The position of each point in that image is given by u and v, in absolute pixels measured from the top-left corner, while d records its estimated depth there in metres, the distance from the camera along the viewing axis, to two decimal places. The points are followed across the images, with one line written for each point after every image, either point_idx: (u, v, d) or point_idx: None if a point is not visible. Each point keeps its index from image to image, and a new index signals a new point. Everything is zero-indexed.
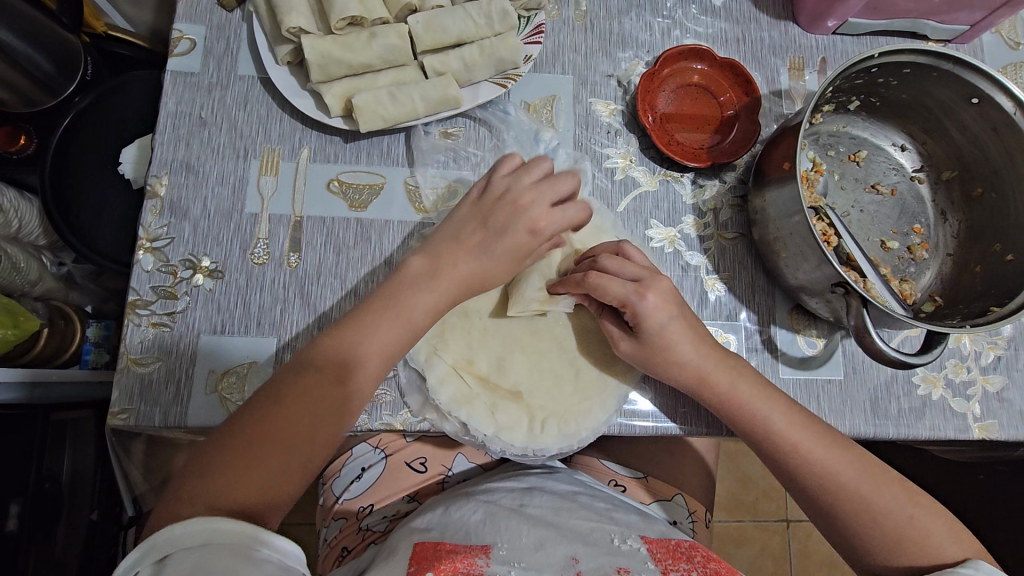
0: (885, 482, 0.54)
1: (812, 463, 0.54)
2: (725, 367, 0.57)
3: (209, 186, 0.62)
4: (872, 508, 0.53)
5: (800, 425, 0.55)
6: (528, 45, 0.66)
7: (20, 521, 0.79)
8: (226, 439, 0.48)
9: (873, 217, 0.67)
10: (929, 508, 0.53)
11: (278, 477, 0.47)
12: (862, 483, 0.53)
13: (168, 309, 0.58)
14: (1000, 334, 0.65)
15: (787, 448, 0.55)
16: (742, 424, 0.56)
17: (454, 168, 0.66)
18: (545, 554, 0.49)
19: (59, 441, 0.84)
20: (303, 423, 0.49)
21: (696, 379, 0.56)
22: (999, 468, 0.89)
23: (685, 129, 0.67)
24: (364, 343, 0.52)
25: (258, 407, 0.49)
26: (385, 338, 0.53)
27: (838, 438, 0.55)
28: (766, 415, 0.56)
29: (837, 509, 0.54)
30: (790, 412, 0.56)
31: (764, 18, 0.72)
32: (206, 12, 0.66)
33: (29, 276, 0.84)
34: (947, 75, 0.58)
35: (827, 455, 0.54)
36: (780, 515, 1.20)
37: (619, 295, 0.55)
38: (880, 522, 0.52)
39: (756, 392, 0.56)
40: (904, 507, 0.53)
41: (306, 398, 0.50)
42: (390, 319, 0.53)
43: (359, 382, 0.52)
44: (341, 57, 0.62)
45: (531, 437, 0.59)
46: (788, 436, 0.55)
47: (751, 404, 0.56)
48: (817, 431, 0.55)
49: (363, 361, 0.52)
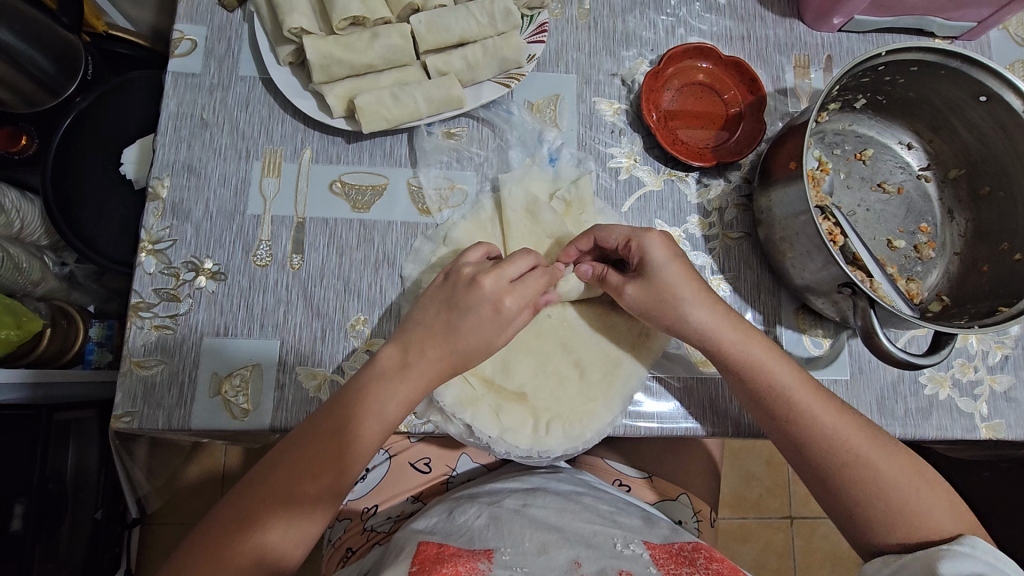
0: (891, 452, 0.54)
1: (823, 428, 0.54)
2: (735, 331, 0.56)
3: (211, 188, 0.62)
4: (878, 478, 0.53)
5: (812, 394, 0.55)
6: (531, 45, 0.65)
7: (25, 521, 0.78)
8: (265, 465, 0.52)
9: (879, 216, 0.66)
10: (929, 483, 0.53)
11: (273, 558, 0.49)
12: (873, 453, 0.53)
13: (170, 312, 0.58)
14: (1007, 334, 0.65)
15: (797, 411, 0.55)
16: (755, 389, 0.56)
17: (457, 168, 0.65)
18: (548, 558, 0.49)
19: (62, 439, 0.83)
20: (286, 495, 0.50)
21: (708, 341, 0.56)
22: (1004, 466, 0.88)
23: (689, 128, 0.67)
24: (358, 426, 0.52)
25: (254, 489, 0.51)
26: (378, 422, 0.53)
27: (847, 408, 0.56)
28: (782, 378, 0.55)
29: (840, 479, 0.54)
30: (799, 379, 0.56)
31: (769, 16, 0.71)
32: (206, 12, 0.65)
33: (31, 277, 0.84)
34: (955, 73, 0.58)
35: (838, 421, 0.54)
36: (783, 511, 1.20)
37: (624, 231, 0.57)
38: (886, 493, 0.52)
39: (767, 359, 0.56)
40: (910, 479, 0.53)
41: (299, 482, 0.51)
42: (383, 401, 0.53)
43: (353, 464, 0.53)
44: (344, 58, 0.61)
45: (537, 439, 0.58)
46: (800, 400, 0.55)
47: (763, 365, 0.56)
48: (825, 399, 0.55)
49: (356, 442, 0.52)
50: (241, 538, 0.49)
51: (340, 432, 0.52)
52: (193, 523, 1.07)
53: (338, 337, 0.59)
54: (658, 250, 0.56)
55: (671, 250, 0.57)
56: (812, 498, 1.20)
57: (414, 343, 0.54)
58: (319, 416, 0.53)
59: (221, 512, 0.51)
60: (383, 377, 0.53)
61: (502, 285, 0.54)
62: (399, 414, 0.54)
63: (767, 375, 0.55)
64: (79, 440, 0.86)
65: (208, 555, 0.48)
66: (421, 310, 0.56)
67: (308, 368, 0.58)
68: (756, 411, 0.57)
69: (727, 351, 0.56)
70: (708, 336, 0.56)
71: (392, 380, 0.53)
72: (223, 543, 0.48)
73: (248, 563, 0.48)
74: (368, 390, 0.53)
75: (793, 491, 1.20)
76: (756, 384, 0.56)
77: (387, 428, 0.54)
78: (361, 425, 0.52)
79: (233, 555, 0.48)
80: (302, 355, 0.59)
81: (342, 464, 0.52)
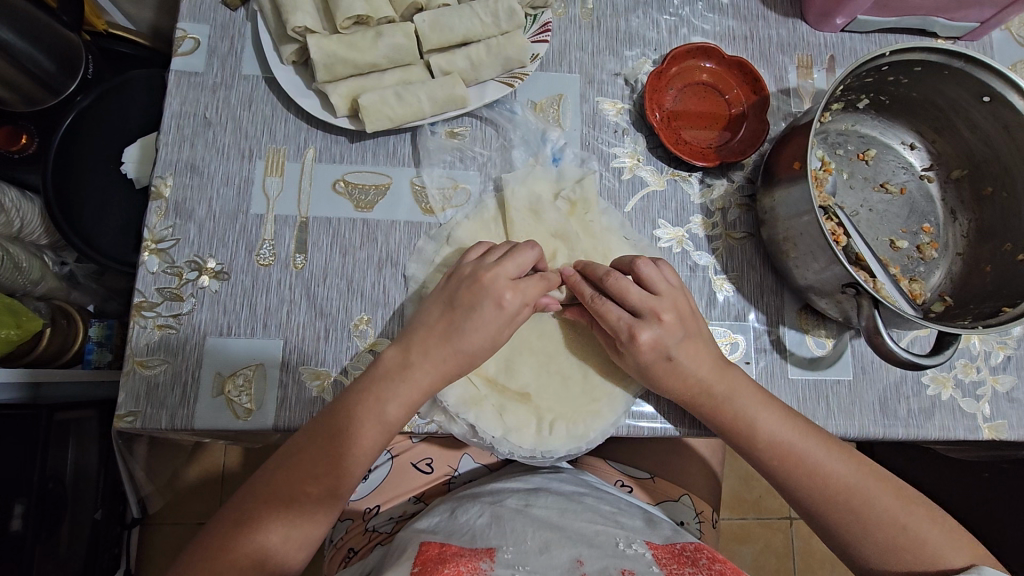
0: (876, 487, 0.54)
1: (808, 466, 0.54)
2: (725, 364, 0.56)
3: (214, 187, 0.62)
4: (865, 511, 0.53)
5: (798, 433, 0.55)
6: (534, 44, 0.65)
7: (24, 521, 0.78)
8: (267, 467, 0.53)
9: (882, 216, 0.66)
10: (923, 515, 0.53)
11: (272, 559, 0.49)
12: (854, 490, 0.53)
13: (173, 311, 0.58)
14: (1009, 334, 0.65)
15: (779, 456, 0.55)
16: (738, 434, 0.56)
17: (460, 168, 0.65)
18: (550, 556, 0.49)
19: (62, 440, 0.82)
20: (287, 496, 0.51)
21: (687, 393, 0.56)
22: (1004, 466, 0.89)
23: (692, 128, 0.67)
24: (359, 428, 0.52)
25: (256, 490, 0.51)
26: (378, 426, 0.53)
27: (836, 442, 0.55)
28: (767, 425, 0.55)
29: (828, 513, 0.54)
30: (785, 419, 0.55)
31: (773, 15, 0.71)
32: (209, 11, 0.65)
33: (30, 276, 0.83)
34: (958, 73, 0.58)
35: (824, 458, 0.54)
36: (782, 512, 1.20)
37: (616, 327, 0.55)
38: (872, 530, 0.52)
39: (753, 404, 0.56)
40: (897, 515, 0.52)
41: (300, 483, 0.51)
42: (382, 403, 0.52)
43: (354, 466, 0.53)
44: (348, 57, 0.61)
45: (541, 438, 0.58)
46: (783, 445, 0.55)
47: (751, 392, 0.56)
48: (809, 439, 0.55)
49: (358, 444, 0.52)
50: (240, 540, 0.49)
51: (341, 434, 0.52)
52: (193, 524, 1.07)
53: (341, 336, 0.59)
54: (641, 350, 0.55)
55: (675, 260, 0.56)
56: None
57: (417, 345, 0.54)
58: (320, 419, 0.53)
59: (222, 514, 0.51)
60: (385, 376, 0.53)
61: (506, 287, 0.54)
62: (402, 413, 0.53)
63: (750, 415, 0.55)
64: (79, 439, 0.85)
65: (208, 554, 0.48)
66: (425, 311, 0.56)
67: (311, 368, 0.58)
68: (743, 451, 0.57)
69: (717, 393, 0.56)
70: (704, 351, 0.56)
71: (396, 381, 0.53)
72: (223, 545, 0.49)
73: (246, 563, 0.48)
74: (369, 390, 0.53)
75: None
76: (740, 430, 0.56)
77: (388, 428, 0.53)
78: (362, 428, 0.52)
79: (233, 554, 0.48)
80: (305, 355, 0.58)
81: (342, 466, 0.52)
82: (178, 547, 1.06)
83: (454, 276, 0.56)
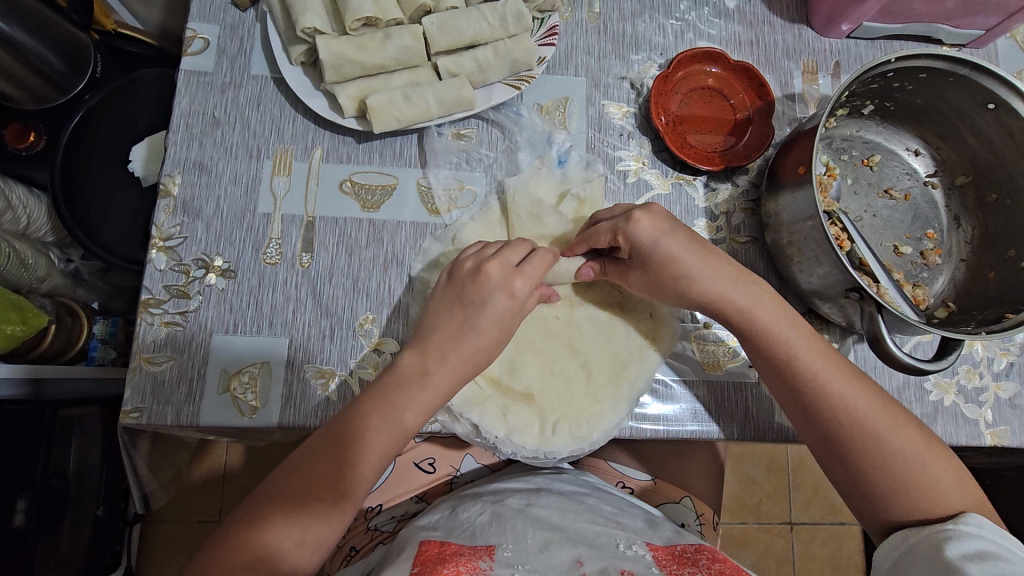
0: (900, 426, 0.53)
1: (834, 401, 0.53)
2: (750, 298, 0.56)
3: (222, 185, 0.62)
4: (887, 453, 0.52)
5: (829, 361, 0.55)
6: (541, 47, 0.66)
7: (27, 516, 0.77)
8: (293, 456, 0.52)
9: (886, 222, 0.67)
10: (942, 458, 0.53)
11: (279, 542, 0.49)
12: (880, 424, 0.53)
13: (180, 308, 0.59)
14: (1013, 341, 0.65)
15: (811, 385, 0.54)
16: (771, 359, 0.56)
17: (466, 169, 0.66)
18: (550, 556, 0.49)
19: (66, 436, 0.82)
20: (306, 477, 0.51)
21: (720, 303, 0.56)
22: (1005, 473, 0.88)
23: (698, 132, 0.67)
24: (373, 405, 0.52)
25: (274, 491, 0.51)
26: (392, 416, 0.52)
27: (862, 378, 0.55)
28: (796, 355, 0.55)
29: (850, 451, 0.53)
30: (817, 351, 0.55)
31: (778, 22, 0.71)
32: (219, 11, 0.66)
33: (36, 273, 0.84)
34: (964, 80, 0.58)
35: (851, 393, 0.54)
36: (782, 517, 1.19)
37: (609, 227, 0.57)
38: (894, 469, 0.52)
39: (789, 328, 0.55)
40: (919, 457, 0.52)
41: (316, 474, 0.51)
42: (397, 416, 0.52)
43: (369, 449, 0.51)
44: (356, 58, 0.62)
45: (543, 439, 0.59)
46: (815, 371, 0.54)
47: (777, 332, 0.55)
48: (839, 367, 0.55)
49: (368, 434, 0.52)
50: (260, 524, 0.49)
51: (354, 429, 0.52)
52: (195, 520, 1.08)
53: (346, 335, 0.60)
54: None
55: (680, 239, 0.56)
56: (812, 504, 1.20)
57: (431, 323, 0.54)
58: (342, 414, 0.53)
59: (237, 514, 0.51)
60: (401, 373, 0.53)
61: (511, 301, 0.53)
62: (408, 386, 0.53)
63: (782, 344, 0.55)
64: (82, 436, 0.85)
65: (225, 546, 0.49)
66: (431, 308, 0.55)
67: (316, 367, 0.59)
68: (770, 376, 0.56)
69: (761, 336, 0.56)
70: (724, 288, 0.56)
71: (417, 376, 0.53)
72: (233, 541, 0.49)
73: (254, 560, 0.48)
74: (395, 381, 0.53)
75: (792, 495, 1.21)
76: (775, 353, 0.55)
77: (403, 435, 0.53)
78: (369, 415, 0.52)
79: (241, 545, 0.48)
80: (311, 354, 0.59)
81: (351, 443, 0.51)
82: (178, 546, 1.06)
83: (473, 266, 0.55)
